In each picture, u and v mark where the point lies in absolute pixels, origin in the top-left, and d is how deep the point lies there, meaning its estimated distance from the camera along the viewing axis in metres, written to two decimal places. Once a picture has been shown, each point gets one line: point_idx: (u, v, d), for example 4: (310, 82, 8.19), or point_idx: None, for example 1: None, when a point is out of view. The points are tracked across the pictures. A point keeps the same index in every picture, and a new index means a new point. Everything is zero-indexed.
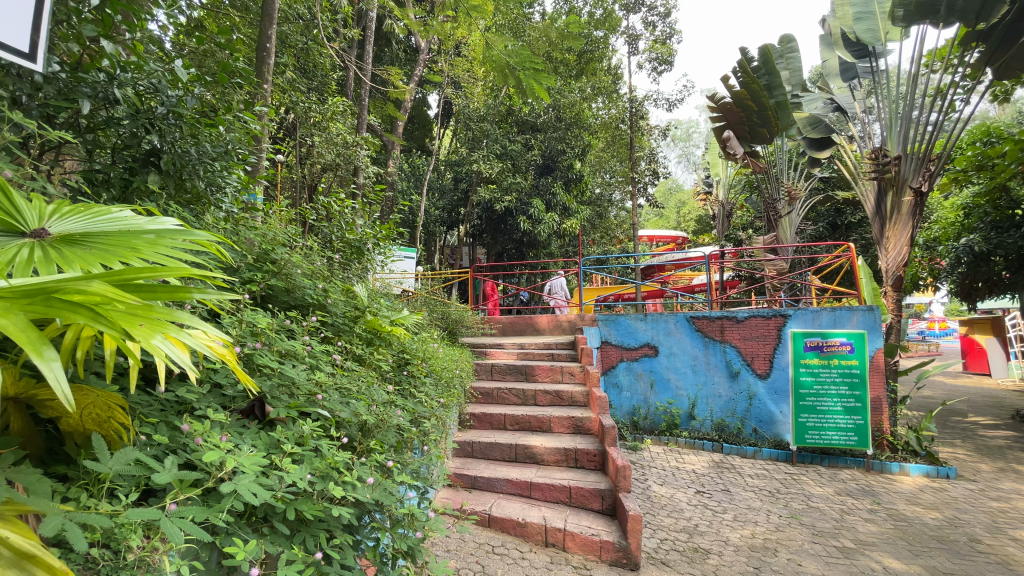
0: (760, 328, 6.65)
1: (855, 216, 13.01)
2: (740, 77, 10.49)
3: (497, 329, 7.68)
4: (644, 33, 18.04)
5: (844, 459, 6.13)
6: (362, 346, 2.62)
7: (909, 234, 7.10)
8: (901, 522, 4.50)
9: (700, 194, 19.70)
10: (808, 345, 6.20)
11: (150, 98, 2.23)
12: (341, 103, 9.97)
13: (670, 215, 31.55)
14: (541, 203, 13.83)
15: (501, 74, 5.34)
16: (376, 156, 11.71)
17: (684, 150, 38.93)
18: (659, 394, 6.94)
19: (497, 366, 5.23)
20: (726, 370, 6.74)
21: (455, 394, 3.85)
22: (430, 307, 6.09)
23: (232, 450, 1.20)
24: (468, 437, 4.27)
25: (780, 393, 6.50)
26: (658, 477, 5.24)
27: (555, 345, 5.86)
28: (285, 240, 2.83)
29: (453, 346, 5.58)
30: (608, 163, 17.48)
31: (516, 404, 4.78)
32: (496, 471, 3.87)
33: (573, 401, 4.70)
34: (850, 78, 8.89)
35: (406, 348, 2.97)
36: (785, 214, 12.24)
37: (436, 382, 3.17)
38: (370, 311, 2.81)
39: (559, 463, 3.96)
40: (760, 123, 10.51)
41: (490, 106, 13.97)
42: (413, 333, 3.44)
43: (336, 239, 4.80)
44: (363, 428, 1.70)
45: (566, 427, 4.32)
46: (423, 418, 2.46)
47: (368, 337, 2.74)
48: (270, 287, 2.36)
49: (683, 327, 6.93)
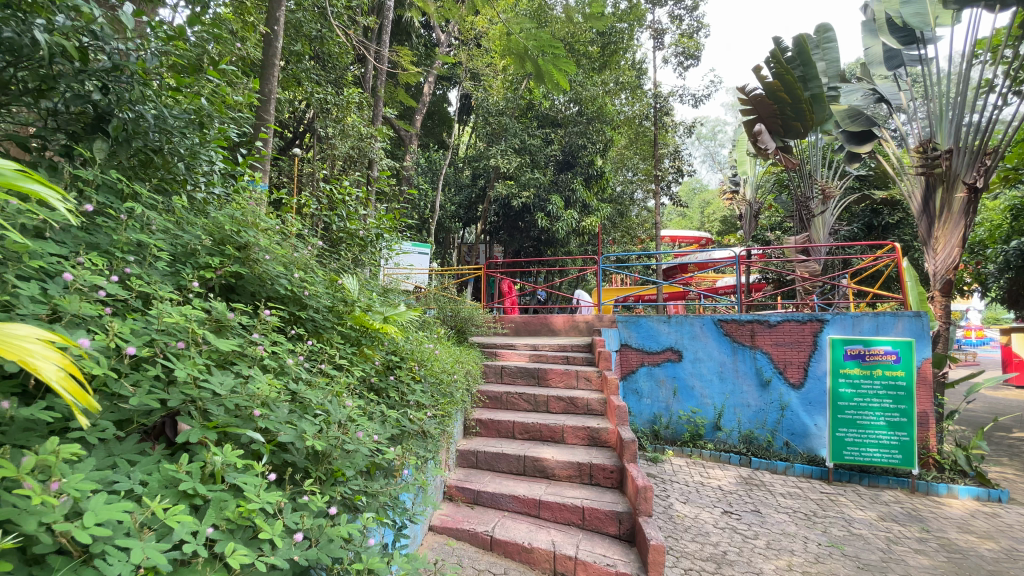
0: (793, 334, 6.17)
1: (893, 217, 12.29)
2: (773, 68, 10.02)
3: (510, 328, 7.32)
4: (670, 27, 17.49)
5: (886, 478, 5.61)
6: (345, 345, 2.28)
7: (961, 234, 6.52)
8: (956, 554, 4.00)
9: (726, 194, 19.01)
10: (848, 353, 5.69)
11: (95, 53, 1.93)
12: (357, 95, 9.73)
13: (693, 216, 30.76)
14: (560, 200, 13.43)
15: (517, 60, 4.95)
16: (392, 150, 11.49)
17: (709, 150, 38.03)
18: (682, 402, 6.50)
19: (506, 369, 4.87)
20: (756, 378, 6.28)
21: (458, 400, 3.49)
22: (438, 304, 5.75)
23: (96, 494, 0.86)
24: (474, 446, 3.92)
25: (815, 404, 6.03)
26: (681, 494, 4.81)
27: (571, 347, 5.46)
28: (265, 223, 2.51)
29: (462, 346, 5.23)
30: (630, 161, 17.01)
31: (527, 411, 4.40)
32: (502, 486, 3.50)
33: (589, 409, 4.30)
34: (895, 67, 8.23)
35: (399, 349, 2.62)
36: (818, 214, 11.64)
37: (433, 387, 2.83)
38: (358, 304, 2.48)
39: (572, 479, 3.58)
40: (794, 117, 10.09)
41: (509, 100, 13.59)
42: (410, 332, 3.09)
43: (337, 230, 4.50)
44: (317, 453, 1.35)
45: (581, 438, 3.93)
46: (410, 430, 2.11)
47: (354, 337, 2.40)
48: (237, 275, 2.02)
49: (710, 331, 6.47)
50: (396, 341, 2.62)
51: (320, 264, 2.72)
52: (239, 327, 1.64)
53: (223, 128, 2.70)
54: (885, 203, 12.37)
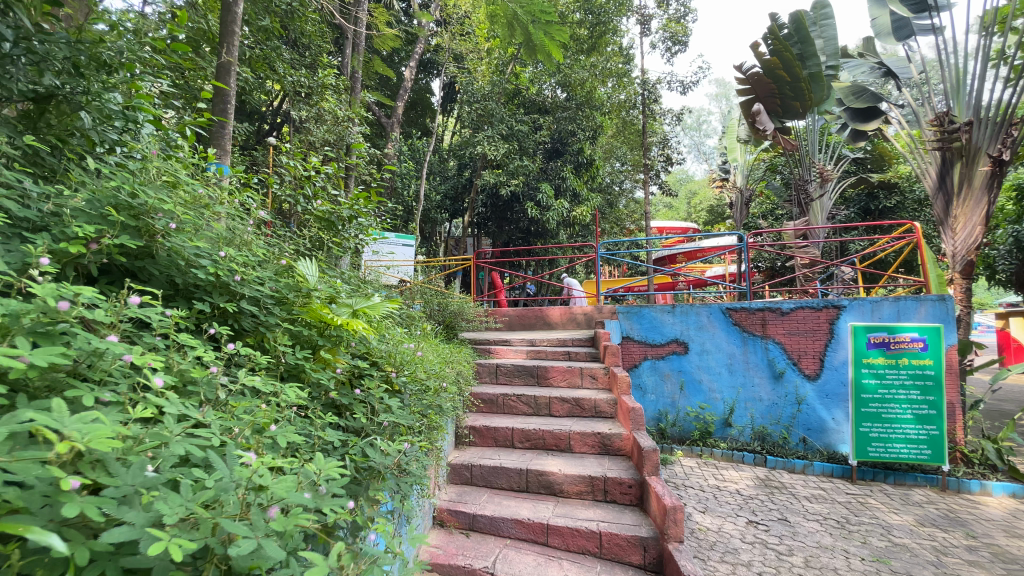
0: (808, 322, 5.73)
1: (891, 200, 11.95)
2: (770, 44, 9.59)
3: (502, 323, 6.79)
4: (657, 12, 17.03)
5: (912, 476, 5.21)
6: (295, 349, 1.71)
7: (983, 211, 6.14)
8: (1012, 562, 3.58)
9: (715, 182, 18.62)
10: (871, 341, 5.25)
11: None
12: (333, 77, 9.07)
13: (681, 206, 30.29)
14: (550, 189, 12.88)
15: (504, 31, 4.41)
16: (372, 137, 10.86)
17: (694, 140, 37.74)
18: (689, 397, 6.01)
19: (501, 368, 4.34)
20: (768, 370, 5.82)
21: (446, 408, 2.95)
22: (423, 298, 5.18)
23: None
24: (467, 459, 3.38)
25: (833, 396, 5.61)
26: (698, 501, 4.33)
27: (571, 341, 4.94)
28: (194, 192, 1.94)
29: (450, 343, 4.68)
30: (619, 149, 16.55)
31: (527, 414, 3.88)
32: (502, 507, 2.97)
33: (597, 411, 3.77)
34: (906, 37, 7.88)
35: (370, 350, 2.06)
36: (817, 198, 11.25)
37: (417, 396, 2.26)
38: (313, 295, 1.92)
39: (583, 496, 3.06)
40: (792, 96, 9.78)
41: (495, 84, 13.01)
42: (387, 328, 2.53)
43: (302, 214, 3.86)
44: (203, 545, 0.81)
45: (590, 447, 3.41)
46: (383, 461, 1.56)
47: (309, 336, 1.83)
48: (134, 254, 1.46)
49: (718, 321, 5.97)
50: (367, 338, 2.05)
51: (269, 245, 2.15)
52: (112, 324, 1.09)
53: (134, 71, 2.12)
54: (882, 187, 12.07)
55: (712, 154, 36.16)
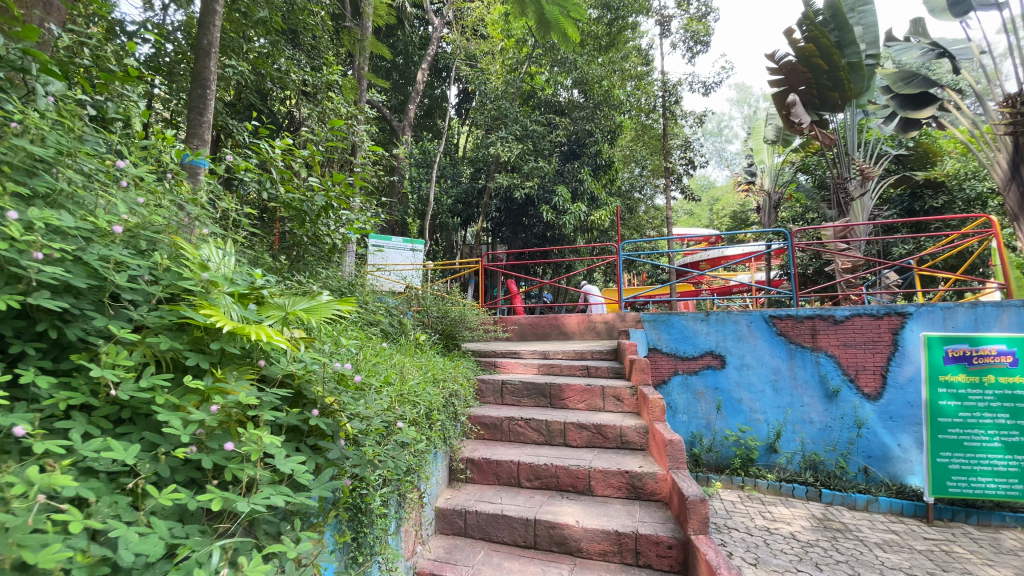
0: (868, 332, 4.93)
1: (938, 200, 10.98)
2: (805, 30, 8.88)
3: (513, 332, 6.11)
4: (677, 11, 16.42)
5: (1000, 515, 4.37)
6: (135, 370, 1.12)
7: None
8: None
9: (741, 186, 17.69)
10: (948, 355, 4.44)
11: None
12: (338, 74, 8.59)
13: (703, 213, 29.08)
14: (567, 191, 12.20)
15: (514, 11, 3.47)
16: (380, 138, 10.37)
17: (716, 146, 36.72)
18: (728, 419, 5.23)
19: (508, 386, 3.66)
20: (820, 388, 5.03)
21: (427, 443, 2.29)
22: (420, 305, 4.53)
23: None
24: (462, 501, 2.71)
25: (898, 419, 4.82)
26: (747, 550, 3.57)
27: (589, 354, 4.24)
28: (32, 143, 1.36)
29: (450, 356, 4.02)
30: (638, 152, 15.85)
31: (538, 444, 3.19)
32: (500, 572, 2.28)
33: (623, 442, 3.06)
34: (961, 14, 7.08)
35: (293, 372, 1.44)
36: (857, 197, 10.37)
37: (369, 437, 1.63)
38: (201, 292, 1.33)
39: (607, 557, 2.36)
40: (830, 86, 9.03)
41: (509, 83, 12.45)
42: (341, 341, 1.89)
43: (269, 200, 3.25)
44: None
45: (616, 489, 2.70)
46: None
47: (178, 353, 1.24)
48: None
49: (760, 330, 5.20)
50: (292, 355, 1.43)
51: (162, 222, 1.56)
52: None
53: None
54: (929, 185, 11.11)
55: (734, 160, 34.96)
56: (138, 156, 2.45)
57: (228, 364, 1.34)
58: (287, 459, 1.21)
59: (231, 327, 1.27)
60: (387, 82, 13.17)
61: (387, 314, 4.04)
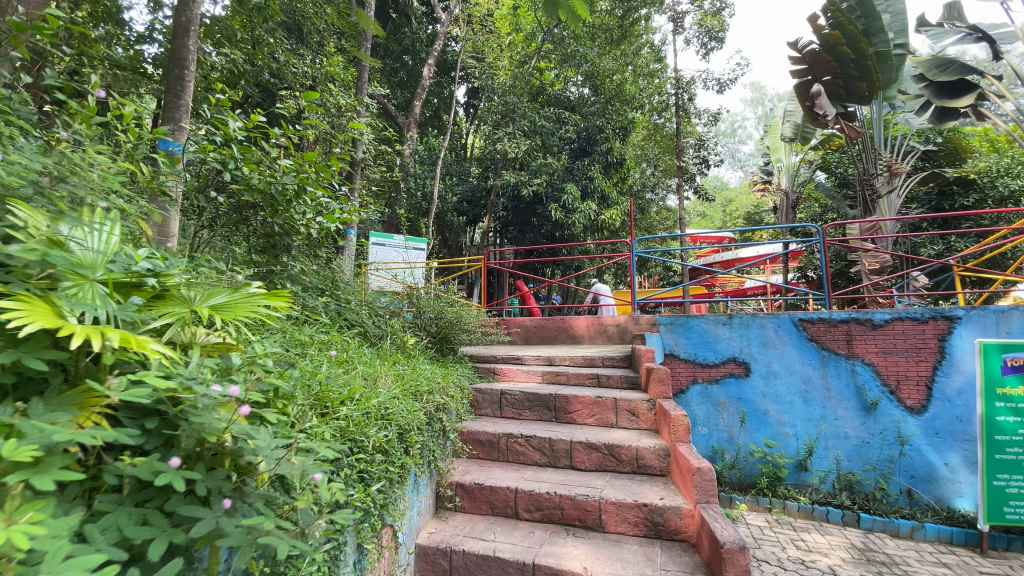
0: (911, 338, 4.42)
1: (969, 198, 10.38)
2: (831, 17, 8.38)
3: (518, 335, 5.67)
4: (692, 7, 15.94)
5: None
6: None
7: None
8: None
9: (757, 185, 17.10)
10: (1006, 365, 3.94)
11: None
12: (340, 65, 8.22)
13: (716, 214, 28.32)
14: (577, 189, 11.78)
15: None
16: (384, 134, 10.05)
17: (729, 147, 36.02)
18: (752, 433, 4.75)
19: (508, 397, 3.22)
20: (856, 400, 4.54)
21: (398, 473, 1.86)
22: (413, 306, 4.10)
23: None
24: (446, 535, 2.28)
25: (944, 435, 4.33)
26: None
27: (600, 360, 3.78)
28: None
29: (443, 362, 3.59)
30: (651, 150, 15.36)
31: (541, 466, 2.74)
32: None
33: (641, 466, 2.61)
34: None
35: (159, 393, 1.06)
36: (885, 194, 9.80)
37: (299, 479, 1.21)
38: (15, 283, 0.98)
39: None
40: (857, 76, 8.54)
41: (518, 77, 12.08)
42: (269, 351, 1.46)
43: (233, 183, 2.82)
44: None
45: (631, 526, 2.25)
46: None
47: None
48: None
49: (789, 336, 4.71)
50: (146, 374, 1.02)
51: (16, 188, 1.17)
52: None
53: None
54: (959, 183, 10.52)
55: (748, 161, 34.17)
56: (65, 123, 2.07)
57: (47, 394, 0.98)
58: (54, 571, 0.79)
59: (45, 326, 0.94)
60: (392, 77, 12.85)
61: (374, 316, 3.63)
